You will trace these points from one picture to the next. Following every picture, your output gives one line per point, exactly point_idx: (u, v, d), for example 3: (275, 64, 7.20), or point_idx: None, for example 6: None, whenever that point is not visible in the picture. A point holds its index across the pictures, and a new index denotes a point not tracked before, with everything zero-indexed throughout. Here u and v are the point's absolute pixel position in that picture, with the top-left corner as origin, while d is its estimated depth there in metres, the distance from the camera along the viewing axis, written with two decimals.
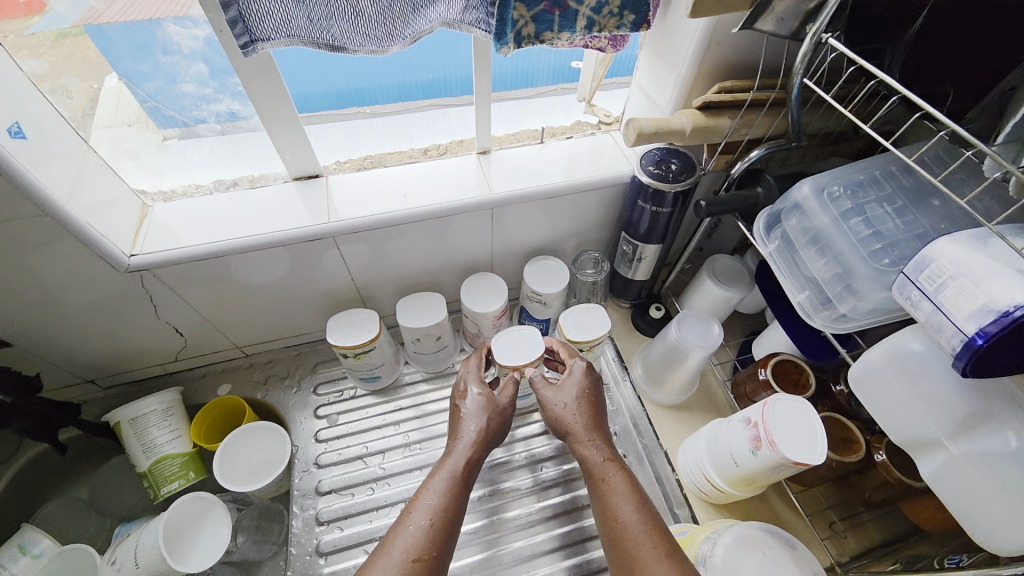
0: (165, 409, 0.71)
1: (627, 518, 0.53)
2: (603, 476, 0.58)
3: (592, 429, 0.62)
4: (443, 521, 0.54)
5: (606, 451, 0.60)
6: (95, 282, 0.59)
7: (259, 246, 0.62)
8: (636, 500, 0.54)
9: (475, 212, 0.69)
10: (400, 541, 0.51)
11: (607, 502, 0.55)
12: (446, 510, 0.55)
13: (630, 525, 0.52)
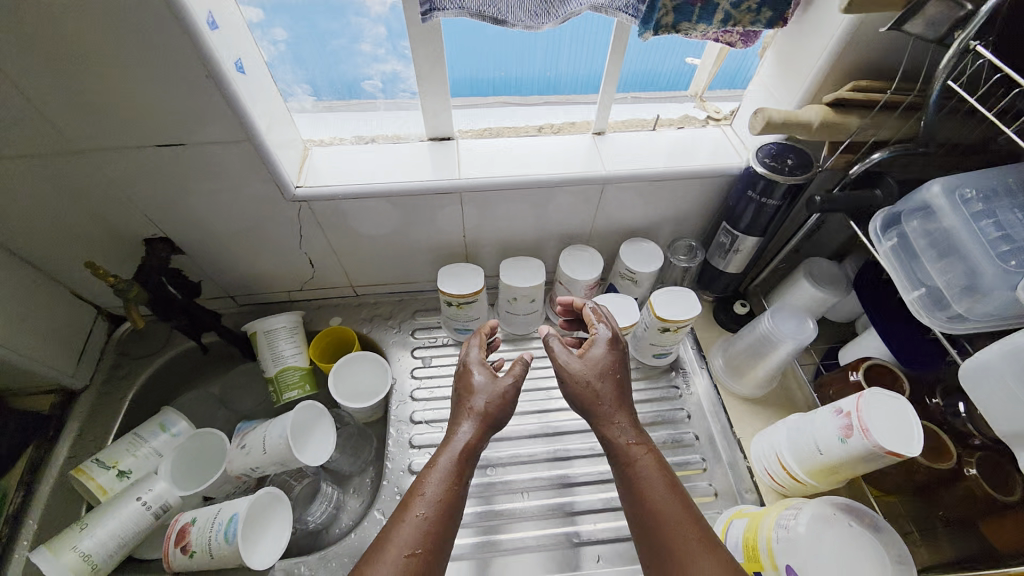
0: (291, 328, 0.82)
1: (661, 501, 0.54)
2: (627, 460, 0.58)
3: (615, 412, 0.61)
4: (444, 511, 0.53)
5: (627, 435, 0.59)
6: (263, 207, 0.70)
7: (396, 193, 0.70)
8: (669, 485, 0.55)
9: (588, 187, 0.74)
10: (414, 525, 0.52)
11: (637, 485, 0.56)
12: (450, 496, 0.55)
13: (664, 509, 0.53)
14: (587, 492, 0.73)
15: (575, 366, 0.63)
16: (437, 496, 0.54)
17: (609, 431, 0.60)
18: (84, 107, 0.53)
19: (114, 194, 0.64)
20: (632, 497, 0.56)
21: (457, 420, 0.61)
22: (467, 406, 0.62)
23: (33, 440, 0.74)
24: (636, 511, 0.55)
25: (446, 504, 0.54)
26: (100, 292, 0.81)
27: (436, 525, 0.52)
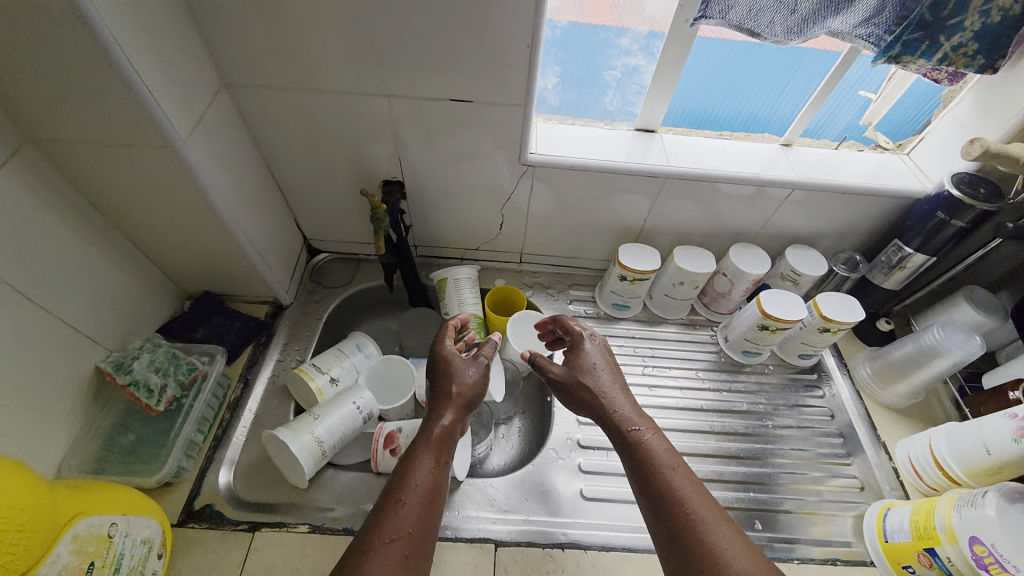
0: (471, 279, 0.90)
1: (673, 486, 0.57)
2: (639, 452, 0.62)
3: (608, 393, 0.68)
4: (424, 495, 0.56)
5: (627, 421, 0.65)
6: (491, 167, 0.80)
7: (610, 171, 0.79)
8: (686, 487, 0.57)
9: (776, 190, 0.81)
10: (407, 492, 0.55)
11: (650, 472, 0.59)
12: (436, 473, 0.59)
13: (681, 494, 0.56)
14: (736, 464, 0.81)
15: (555, 371, 0.72)
16: (429, 473, 0.58)
17: (620, 425, 0.65)
18: (406, 61, 0.64)
19: (380, 138, 0.75)
20: (643, 483, 0.60)
21: (440, 407, 0.65)
22: (449, 390, 0.67)
23: (252, 341, 0.83)
24: (646, 495, 0.59)
25: (436, 475, 0.59)
26: (315, 224, 0.92)
27: (430, 495, 0.56)
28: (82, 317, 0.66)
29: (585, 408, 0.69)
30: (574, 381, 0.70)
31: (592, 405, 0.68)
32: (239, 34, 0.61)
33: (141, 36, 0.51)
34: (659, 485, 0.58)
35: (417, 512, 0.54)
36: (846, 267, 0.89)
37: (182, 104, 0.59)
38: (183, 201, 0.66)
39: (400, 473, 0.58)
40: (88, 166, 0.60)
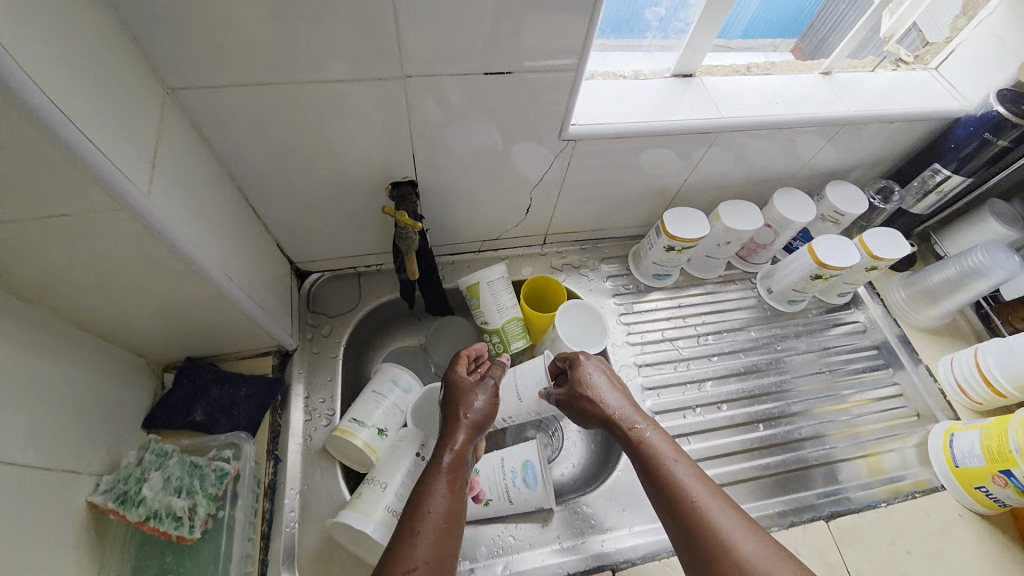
0: (504, 279, 0.77)
1: (671, 476, 0.52)
2: (639, 448, 0.56)
3: (607, 396, 0.62)
4: (445, 524, 0.48)
5: (631, 417, 0.60)
6: (526, 147, 0.66)
7: (661, 133, 0.68)
8: (691, 475, 0.52)
9: (824, 129, 0.76)
10: (423, 527, 0.47)
11: (654, 465, 0.54)
12: (454, 502, 0.51)
13: (679, 482, 0.51)
14: (778, 425, 0.79)
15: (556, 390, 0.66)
16: (446, 498, 0.50)
17: (621, 425, 0.59)
18: (423, 26, 0.49)
19: (386, 132, 0.59)
20: (647, 481, 0.54)
21: (453, 426, 0.58)
22: (458, 414, 0.59)
23: (268, 407, 0.68)
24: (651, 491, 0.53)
25: (454, 505, 0.51)
26: (304, 245, 0.75)
27: (450, 528, 0.48)
28: (52, 445, 0.49)
29: (589, 419, 0.63)
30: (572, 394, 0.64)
31: (590, 409, 0.63)
32: (184, 15, 0.43)
33: (43, 41, 0.34)
34: (659, 476, 0.53)
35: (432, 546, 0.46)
36: (881, 196, 0.90)
37: (125, 133, 0.41)
38: (152, 266, 0.48)
39: (413, 508, 0.49)
40: (1, 251, 0.41)
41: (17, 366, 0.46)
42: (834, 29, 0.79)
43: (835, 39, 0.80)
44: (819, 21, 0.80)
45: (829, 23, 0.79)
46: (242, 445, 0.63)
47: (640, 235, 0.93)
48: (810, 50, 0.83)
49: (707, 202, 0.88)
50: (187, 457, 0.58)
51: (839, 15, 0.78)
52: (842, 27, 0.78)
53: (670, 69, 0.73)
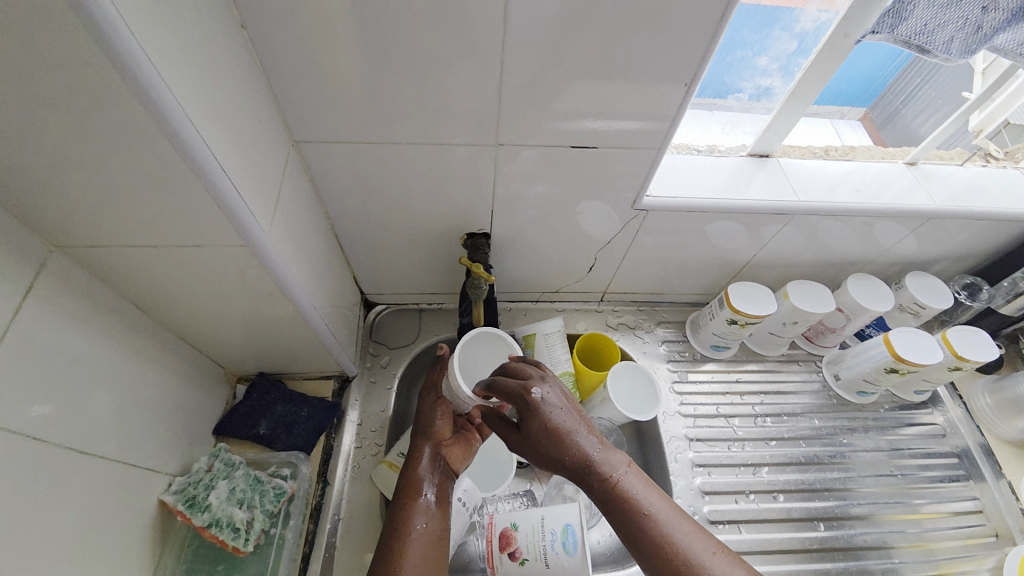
0: (559, 331, 0.79)
1: (670, 538, 0.47)
2: (624, 503, 0.49)
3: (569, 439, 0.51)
4: (429, 539, 0.58)
5: (607, 461, 0.51)
6: (600, 212, 0.70)
7: (733, 211, 0.69)
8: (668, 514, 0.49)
9: (908, 219, 0.74)
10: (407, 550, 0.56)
11: (647, 524, 0.48)
12: (438, 520, 0.60)
13: (680, 547, 0.47)
14: (841, 528, 0.74)
15: (515, 438, 0.55)
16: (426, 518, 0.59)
17: (597, 472, 0.50)
18: (520, 102, 0.54)
19: (469, 188, 0.64)
20: (634, 539, 0.48)
21: (417, 443, 0.64)
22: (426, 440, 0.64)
23: (324, 430, 0.72)
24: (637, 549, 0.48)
25: (438, 521, 0.60)
26: (376, 279, 0.81)
27: (436, 544, 0.58)
28: (138, 443, 0.54)
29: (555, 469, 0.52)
30: (533, 438, 0.52)
31: (556, 452, 0.52)
32: (320, 83, 0.50)
33: (221, 114, 0.40)
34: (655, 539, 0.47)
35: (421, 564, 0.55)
36: (966, 292, 0.86)
37: (259, 184, 0.47)
38: (253, 293, 0.54)
39: (397, 530, 0.58)
40: (140, 271, 0.48)
41: (127, 368, 0.52)
42: (908, 101, 0.79)
43: (908, 112, 0.80)
44: (891, 93, 0.79)
45: (902, 94, 0.79)
46: (299, 467, 0.68)
47: (699, 302, 0.93)
48: (881, 120, 0.83)
49: (774, 278, 0.86)
50: (251, 472, 0.63)
51: (912, 88, 0.78)
52: (917, 98, 0.79)
53: (746, 149, 0.74)
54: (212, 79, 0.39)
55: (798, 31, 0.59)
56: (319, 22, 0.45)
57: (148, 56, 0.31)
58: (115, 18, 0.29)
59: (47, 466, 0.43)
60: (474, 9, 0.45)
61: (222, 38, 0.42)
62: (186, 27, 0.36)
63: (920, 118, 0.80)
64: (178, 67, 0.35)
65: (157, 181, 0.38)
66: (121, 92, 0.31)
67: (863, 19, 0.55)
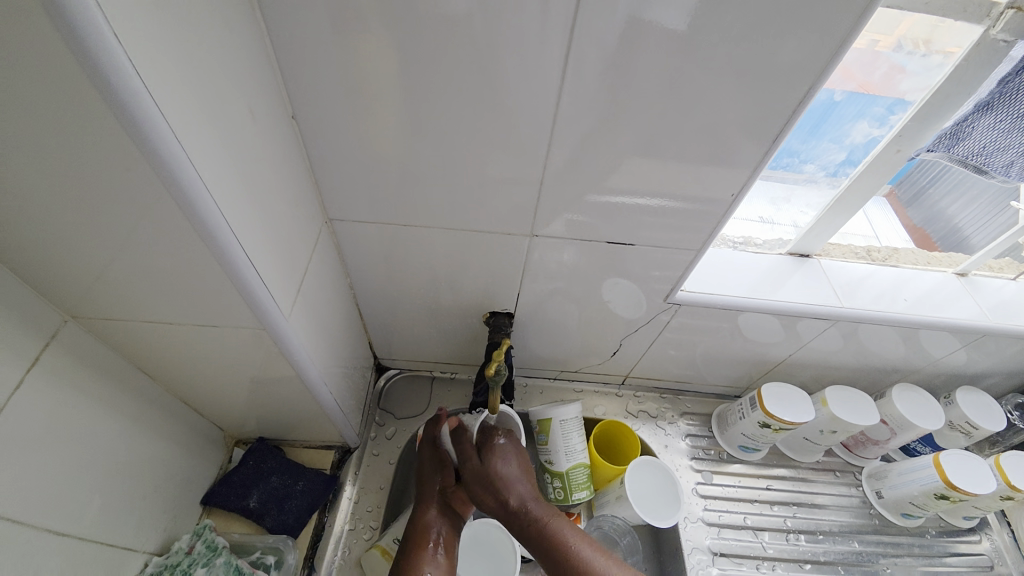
0: (577, 418, 0.73)
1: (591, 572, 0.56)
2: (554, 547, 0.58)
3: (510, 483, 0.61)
4: None
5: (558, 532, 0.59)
6: (634, 300, 0.68)
7: (773, 311, 0.66)
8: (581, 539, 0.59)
9: (960, 333, 0.69)
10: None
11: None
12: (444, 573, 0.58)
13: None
14: None
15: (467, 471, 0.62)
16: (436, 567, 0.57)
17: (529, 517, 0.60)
18: (558, 194, 0.54)
19: (497, 266, 0.63)
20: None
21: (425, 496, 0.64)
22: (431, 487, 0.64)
23: (317, 508, 0.68)
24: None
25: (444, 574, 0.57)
26: (392, 347, 0.78)
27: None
28: (119, 521, 0.50)
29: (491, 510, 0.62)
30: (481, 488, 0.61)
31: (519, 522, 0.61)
32: (361, 165, 0.51)
33: (256, 200, 0.40)
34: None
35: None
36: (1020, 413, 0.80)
37: (286, 266, 0.46)
38: (265, 368, 0.52)
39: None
40: (148, 344, 0.46)
41: (123, 438, 0.50)
42: (935, 180, 0.77)
43: (935, 190, 0.78)
44: (919, 171, 0.77)
45: (930, 173, 0.77)
46: (285, 555, 0.63)
47: (726, 394, 0.88)
48: (908, 198, 0.80)
49: (808, 378, 0.81)
50: (233, 561, 0.59)
51: (939, 169, 0.77)
52: (944, 179, 0.77)
53: (786, 247, 0.71)
54: (253, 167, 0.39)
55: (849, 143, 0.58)
56: (368, 112, 0.46)
57: (190, 158, 0.31)
58: (162, 127, 0.28)
59: (29, 553, 0.40)
60: (521, 109, 0.46)
61: (270, 125, 0.42)
62: (232, 123, 0.36)
63: (947, 199, 0.78)
64: (218, 163, 0.35)
65: (181, 267, 0.37)
66: (159, 189, 0.31)
67: (917, 137, 0.53)
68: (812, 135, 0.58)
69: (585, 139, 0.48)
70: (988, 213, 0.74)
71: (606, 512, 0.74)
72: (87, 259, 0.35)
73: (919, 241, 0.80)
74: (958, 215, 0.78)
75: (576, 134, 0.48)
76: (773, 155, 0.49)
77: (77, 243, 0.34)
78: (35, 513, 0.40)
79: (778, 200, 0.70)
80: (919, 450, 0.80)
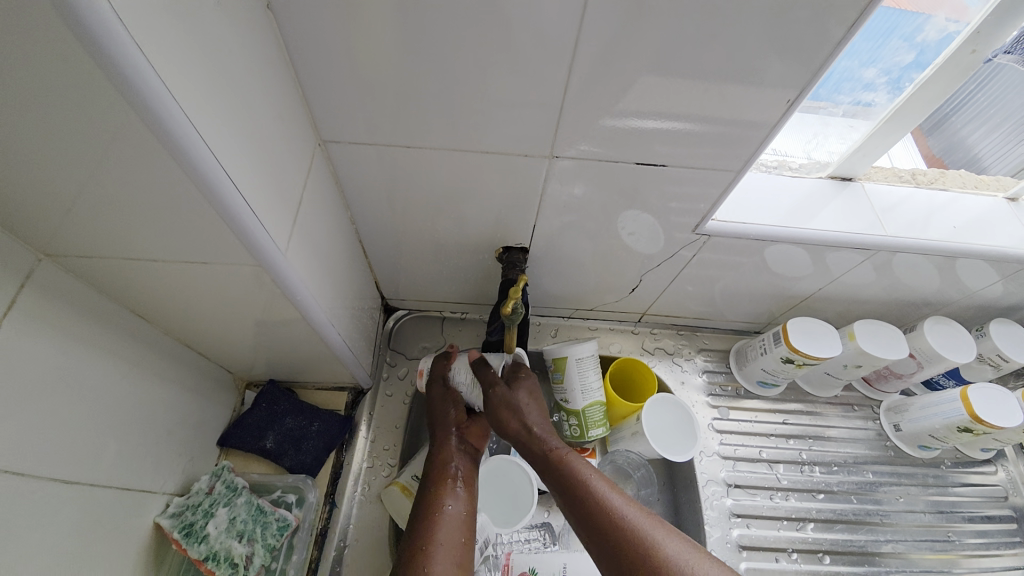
0: (593, 356, 0.71)
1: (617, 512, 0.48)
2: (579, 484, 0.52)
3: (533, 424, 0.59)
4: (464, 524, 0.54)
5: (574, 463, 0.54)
6: (658, 233, 0.63)
7: (808, 242, 0.61)
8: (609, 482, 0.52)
9: (1003, 264, 0.65)
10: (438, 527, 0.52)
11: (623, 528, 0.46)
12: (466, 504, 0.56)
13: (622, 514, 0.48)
14: None
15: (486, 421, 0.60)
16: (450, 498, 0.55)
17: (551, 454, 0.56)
18: (581, 115, 0.47)
19: (511, 198, 0.58)
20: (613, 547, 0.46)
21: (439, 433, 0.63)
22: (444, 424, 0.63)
23: (334, 447, 0.68)
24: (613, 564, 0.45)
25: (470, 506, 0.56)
26: (399, 286, 0.75)
27: (463, 527, 0.53)
28: (134, 467, 0.50)
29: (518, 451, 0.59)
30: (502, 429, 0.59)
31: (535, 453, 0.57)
32: (356, 80, 0.44)
33: (237, 121, 0.34)
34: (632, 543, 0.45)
35: (451, 544, 0.51)
36: None
37: (279, 198, 0.41)
38: (269, 311, 0.49)
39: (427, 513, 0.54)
40: (139, 285, 0.43)
41: (127, 385, 0.48)
42: (959, 108, 0.65)
43: (958, 119, 0.66)
44: (943, 104, 0.64)
45: (954, 101, 0.64)
46: (306, 493, 0.64)
47: (745, 330, 0.85)
48: (928, 127, 0.68)
49: (833, 313, 0.78)
50: (255, 500, 0.59)
51: (965, 95, 0.63)
52: (969, 105, 0.64)
53: (826, 169, 0.66)
54: (229, 79, 0.33)
55: (919, 42, 0.51)
56: (361, 12, 0.39)
57: (148, 57, 0.26)
58: (105, 9, 0.23)
59: (41, 501, 0.39)
60: (542, 5, 0.38)
61: (245, 29, 0.36)
62: (200, 21, 0.30)
63: (969, 127, 0.67)
64: (185, 70, 0.29)
65: (158, 200, 0.32)
66: (114, 101, 0.25)
67: (998, 35, 0.46)
68: (880, 34, 0.50)
69: (617, 46, 0.41)
70: (1009, 142, 0.67)
71: (621, 447, 0.74)
72: (47, 194, 0.31)
73: (933, 165, 0.71)
74: (979, 142, 0.69)
75: (606, 38, 0.41)
76: (837, 60, 0.42)
77: (30, 174, 0.29)
78: (41, 464, 0.39)
79: (815, 109, 0.60)
80: (941, 382, 0.80)
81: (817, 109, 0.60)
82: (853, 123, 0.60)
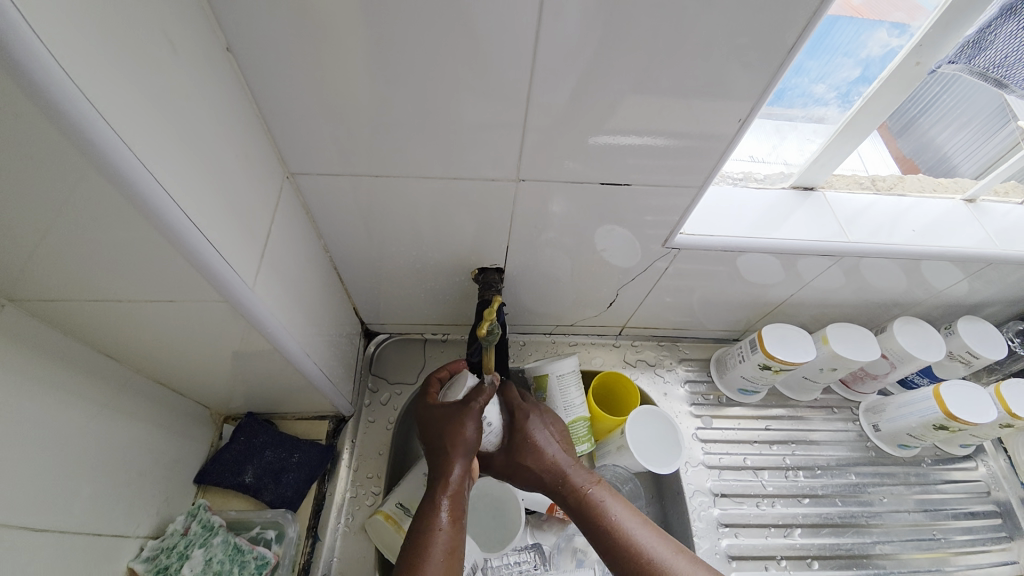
0: (574, 371, 0.71)
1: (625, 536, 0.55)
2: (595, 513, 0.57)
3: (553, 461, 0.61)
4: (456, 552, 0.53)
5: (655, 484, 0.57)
6: (632, 248, 0.64)
7: (776, 250, 0.63)
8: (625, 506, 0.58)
9: (965, 263, 0.67)
10: (430, 557, 0.52)
11: None
12: (454, 535, 0.54)
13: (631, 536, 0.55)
14: None
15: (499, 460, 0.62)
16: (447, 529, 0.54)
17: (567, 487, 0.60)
18: (544, 138, 0.49)
19: (483, 220, 0.59)
20: None
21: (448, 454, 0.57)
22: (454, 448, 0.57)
23: (315, 478, 0.67)
24: None
25: (456, 536, 0.54)
26: (378, 310, 0.75)
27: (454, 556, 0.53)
28: (107, 510, 0.49)
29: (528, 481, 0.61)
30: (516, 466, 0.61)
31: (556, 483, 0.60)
32: (321, 112, 0.45)
33: (197, 160, 0.35)
34: None
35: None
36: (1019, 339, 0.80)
37: (246, 232, 0.41)
38: (241, 345, 0.49)
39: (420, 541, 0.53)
40: (106, 325, 0.42)
41: (96, 427, 0.47)
42: (927, 109, 0.68)
43: (927, 120, 0.69)
44: (911, 102, 0.67)
45: (921, 103, 0.67)
46: (286, 527, 0.62)
47: (723, 338, 0.87)
48: (898, 129, 0.71)
49: (807, 318, 0.80)
50: (231, 539, 0.58)
51: (931, 97, 0.66)
52: (936, 107, 0.68)
53: (789, 180, 0.68)
54: (188, 121, 0.34)
55: (864, 57, 0.53)
56: (321, 51, 0.40)
57: (98, 106, 0.26)
58: (53, 65, 0.23)
59: (8, 554, 0.38)
60: (499, 35, 0.40)
61: (205, 70, 0.36)
62: (156, 68, 0.31)
63: (937, 127, 0.70)
64: (140, 113, 0.29)
65: (117, 242, 0.32)
66: (66, 151, 0.25)
67: (939, 47, 0.49)
68: (827, 52, 0.53)
69: (573, 75, 0.43)
70: (977, 140, 0.70)
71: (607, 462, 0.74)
72: (1, 242, 0.30)
73: (906, 169, 0.73)
74: (948, 141, 0.71)
75: (562, 65, 0.42)
76: (784, 77, 0.44)
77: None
78: (8, 511, 0.38)
79: (773, 118, 0.63)
80: (916, 380, 0.81)
81: (773, 117, 0.63)
82: (813, 134, 0.62)
